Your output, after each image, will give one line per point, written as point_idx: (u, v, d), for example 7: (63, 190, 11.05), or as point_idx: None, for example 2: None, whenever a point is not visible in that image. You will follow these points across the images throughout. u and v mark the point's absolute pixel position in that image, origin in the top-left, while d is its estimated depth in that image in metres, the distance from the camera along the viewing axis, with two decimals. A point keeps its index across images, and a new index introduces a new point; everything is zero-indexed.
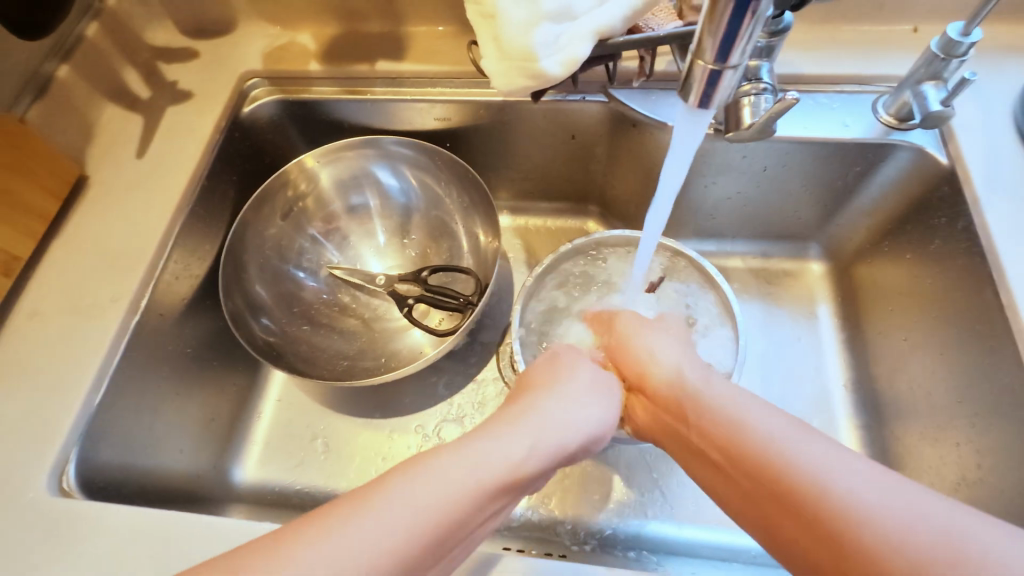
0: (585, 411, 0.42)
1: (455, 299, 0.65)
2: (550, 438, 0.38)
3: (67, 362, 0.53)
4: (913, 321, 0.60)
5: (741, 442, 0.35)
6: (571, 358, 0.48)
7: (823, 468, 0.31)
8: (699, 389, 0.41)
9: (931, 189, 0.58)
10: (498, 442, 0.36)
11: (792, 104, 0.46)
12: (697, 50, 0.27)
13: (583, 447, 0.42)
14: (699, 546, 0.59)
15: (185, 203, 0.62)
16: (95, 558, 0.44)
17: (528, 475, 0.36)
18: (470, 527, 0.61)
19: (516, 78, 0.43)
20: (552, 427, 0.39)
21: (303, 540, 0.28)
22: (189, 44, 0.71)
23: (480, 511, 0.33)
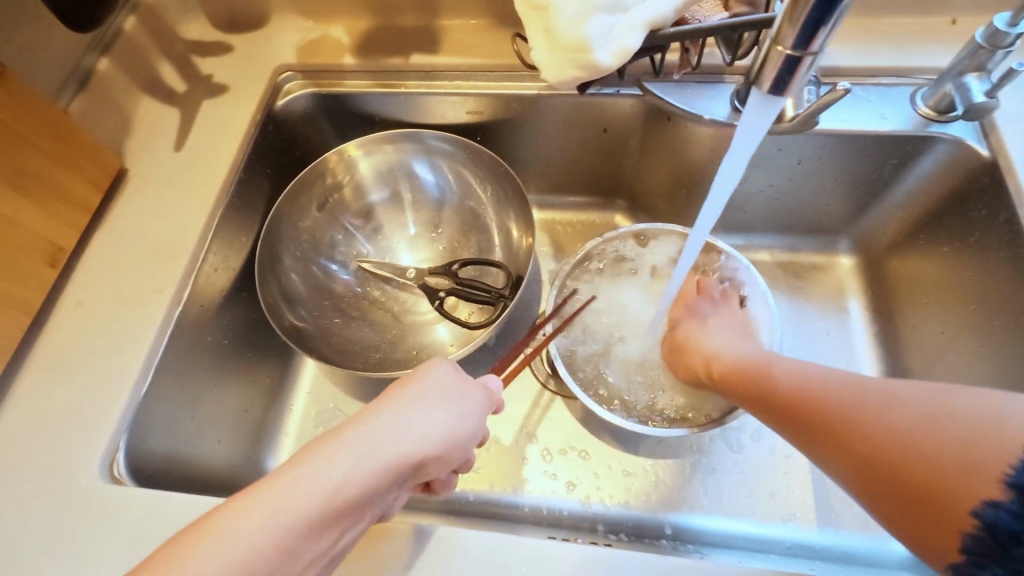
0: (431, 417, 0.40)
1: (490, 291, 0.65)
2: (380, 456, 0.36)
3: (113, 352, 0.54)
4: (949, 314, 0.60)
5: (827, 392, 0.41)
6: (429, 358, 0.44)
7: (914, 401, 0.36)
8: (781, 366, 0.47)
9: (970, 181, 0.58)
10: (321, 471, 0.34)
11: (842, 96, 0.47)
12: (776, 38, 0.28)
13: (446, 451, 0.39)
14: (733, 537, 0.59)
15: (223, 195, 0.62)
16: (148, 545, 0.45)
17: (350, 503, 0.34)
18: (504, 517, 0.62)
19: (566, 70, 0.43)
20: (391, 443, 0.37)
21: None
22: (223, 37, 0.72)
23: (285, 556, 0.32)
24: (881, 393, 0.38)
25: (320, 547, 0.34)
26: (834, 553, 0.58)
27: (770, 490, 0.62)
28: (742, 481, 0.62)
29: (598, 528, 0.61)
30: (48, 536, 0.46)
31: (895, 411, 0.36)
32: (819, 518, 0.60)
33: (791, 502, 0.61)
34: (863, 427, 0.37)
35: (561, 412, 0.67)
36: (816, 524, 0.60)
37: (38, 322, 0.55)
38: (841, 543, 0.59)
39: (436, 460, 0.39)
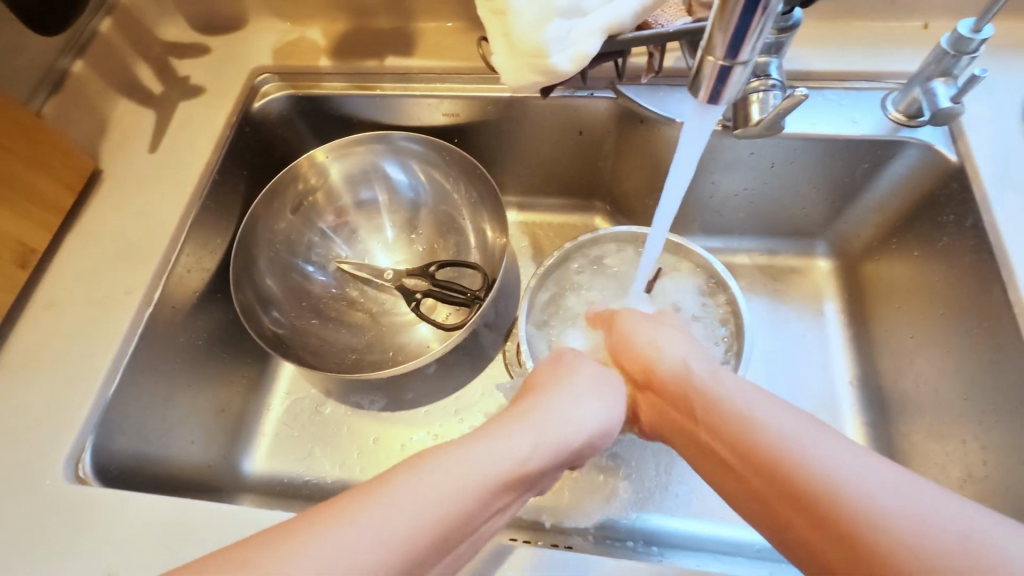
0: (587, 406, 0.42)
1: (463, 294, 0.65)
2: (551, 433, 0.39)
3: (83, 352, 0.54)
4: (920, 318, 0.60)
5: (758, 446, 0.35)
6: (569, 352, 0.48)
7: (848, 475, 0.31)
8: (704, 383, 0.41)
9: (940, 186, 0.58)
10: (494, 443, 0.36)
11: (801, 101, 0.46)
12: (707, 47, 0.28)
13: (594, 439, 0.42)
14: (702, 540, 0.59)
15: (197, 197, 0.63)
16: (111, 545, 0.45)
17: (531, 474, 0.36)
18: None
19: (526, 74, 0.44)
20: (556, 432, 0.39)
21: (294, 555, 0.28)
22: (201, 39, 0.72)
23: (474, 514, 0.33)
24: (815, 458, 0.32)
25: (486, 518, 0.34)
26: None
27: None
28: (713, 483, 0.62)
29: (574, 531, 0.60)
30: (12, 536, 0.46)
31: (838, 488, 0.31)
32: None
33: None
34: (801, 490, 0.32)
35: None
36: None
37: (11, 323, 0.56)
38: None
39: (587, 447, 0.42)
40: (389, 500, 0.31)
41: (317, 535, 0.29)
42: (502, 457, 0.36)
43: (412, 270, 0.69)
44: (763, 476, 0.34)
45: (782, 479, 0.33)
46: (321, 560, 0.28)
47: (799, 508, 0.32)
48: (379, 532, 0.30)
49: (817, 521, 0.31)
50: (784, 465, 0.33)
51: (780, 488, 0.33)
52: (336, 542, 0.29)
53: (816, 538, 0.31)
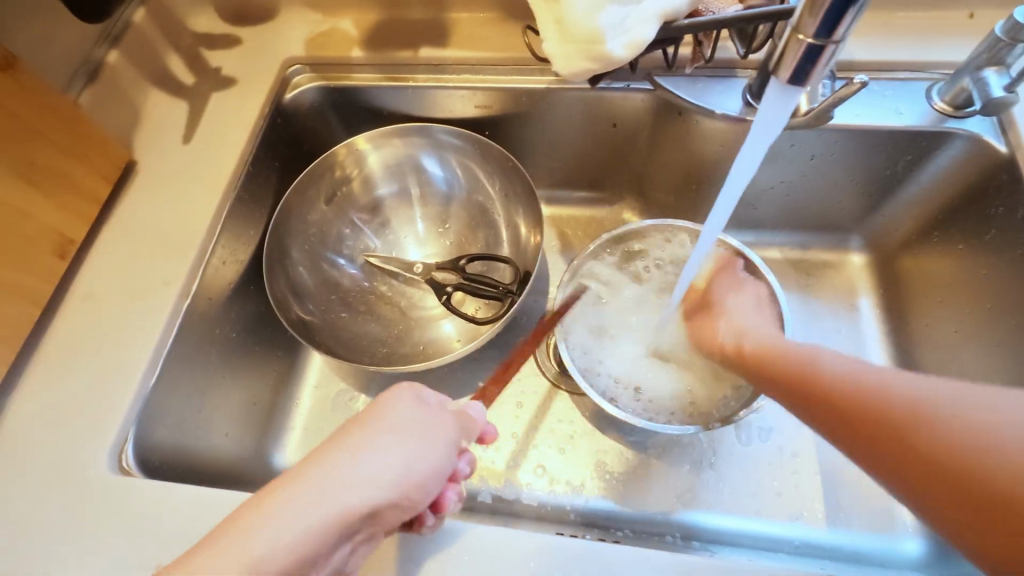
0: (380, 458, 0.34)
1: (496, 287, 0.64)
2: (330, 507, 0.31)
3: (122, 343, 0.54)
4: (965, 312, 0.59)
5: (829, 377, 0.39)
6: (396, 389, 0.39)
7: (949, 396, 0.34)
8: (792, 347, 0.44)
9: (988, 177, 0.57)
10: (298, 501, 0.31)
11: (859, 89, 0.46)
12: (797, 26, 0.28)
13: (405, 495, 0.35)
14: (743, 536, 0.59)
15: (231, 189, 0.62)
16: (158, 537, 0.45)
17: (296, 568, 0.30)
18: (512, 511, 0.62)
19: (578, 62, 0.43)
20: (342, 502, 0.32)
21: None
22: (231, 30, 0.71)
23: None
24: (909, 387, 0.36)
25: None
26: (844, 552, 0.58)
27: (777, 488, 0.61)
28: (751, 479, 0.62)
29: (610, 526, 0.60)
30: (57, 527, 0.46)
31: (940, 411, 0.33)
32: (829, 518, 0.59)
33: (799, 501, 0.60)
34: (903, 420, 0.34)
35: (567, 408, 0.67)
36: (826, 524, 0.59)
37: (48, 314, 0.55)
38: (852, 542, 0.58)
39: (403, 502, 0.35)
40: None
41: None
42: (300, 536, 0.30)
43: (445, 262, 0.69)
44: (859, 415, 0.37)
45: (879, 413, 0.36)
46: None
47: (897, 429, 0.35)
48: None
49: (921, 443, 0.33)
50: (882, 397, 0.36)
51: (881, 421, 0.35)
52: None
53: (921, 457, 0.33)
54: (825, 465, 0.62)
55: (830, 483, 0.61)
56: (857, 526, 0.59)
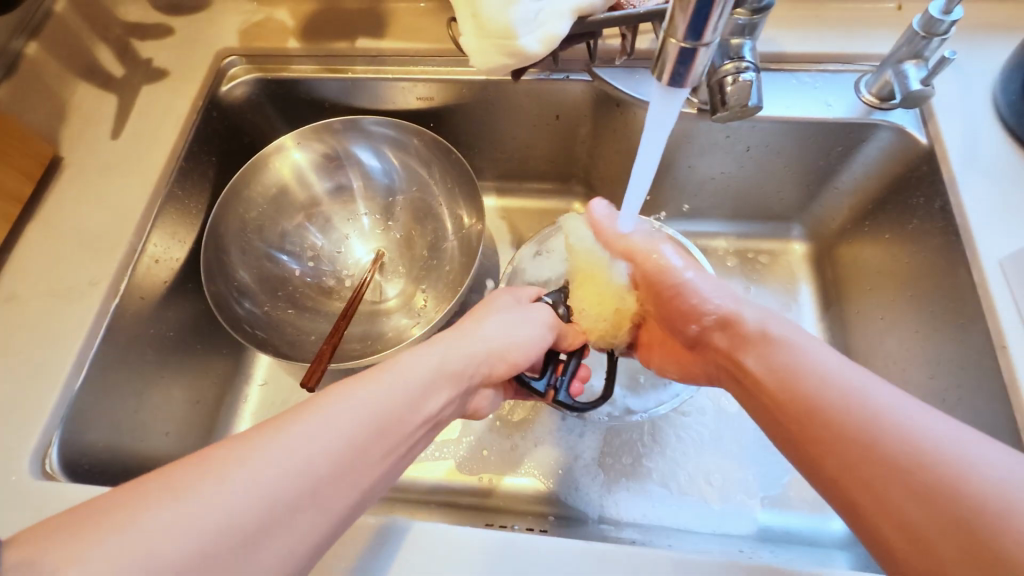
0: (517, 334, 0.48)
1: (553, 373, 0.51)
2: (390, 400, 0.37)
3: (45, 346, 0.53)
4: (891, 298, 0.60)
5: (807, 389, 0.39)
6: (495, 298, 0.53)
7: (881, 410, 0.35)
8: (783, 357, 0.42)
9: (911, 168, 0.58)
10: (409, 363, 0.41)
11: (749, 85, 0.48)
12: (670, 29, 0.27)
13: (447, 399, 0.42)
14: (679, 522, 0.60)
15: (162, 184, 0.61)
16: None
17: (424, 409, 0.39)
18: (490, 507, 0.62)
19: (494, 57, 0.43)
20: (404, 389, 0.38)
21: (288, 427, 0.33)
22: (163, 20, 0.69)
23: (410, 415, 0.38)
24: (856, 397, 0.37)
25: (427, 411, 0.40)
26: (774, 532, 0.59)
27: (710, 473, 0.62)
28: (688, 465, 0.62)
29: (546, 513, 0.61)
30: None
31: (895, 433, 0.34)
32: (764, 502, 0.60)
33: (725, 481, 0.61)
34: (826, 418, 0.37)
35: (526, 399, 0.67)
36: (759, 507, 0.60)
37: None
38: (782, 523, 0.59)
39: (506, 354, 0.47)
40: (373, 386, 0.37)
41: (303, 416, 0.34)
42: (418, 390, 0.39)
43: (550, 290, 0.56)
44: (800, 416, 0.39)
45: (788, 412, 0.40)
46: (221, 490, 0.29)
47: (801, 417, 0.39)
48: (325, 438, 0.33)
49: (822, 441, 0.37)
50: (798, 373, 0.40)
51: (799, 410, 0.39)
52: (329, 414, 0.34)
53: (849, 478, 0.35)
54: (761, 450, 0.63)
55: (769, 466, 0.62)
56: (789, 508, 0.60)
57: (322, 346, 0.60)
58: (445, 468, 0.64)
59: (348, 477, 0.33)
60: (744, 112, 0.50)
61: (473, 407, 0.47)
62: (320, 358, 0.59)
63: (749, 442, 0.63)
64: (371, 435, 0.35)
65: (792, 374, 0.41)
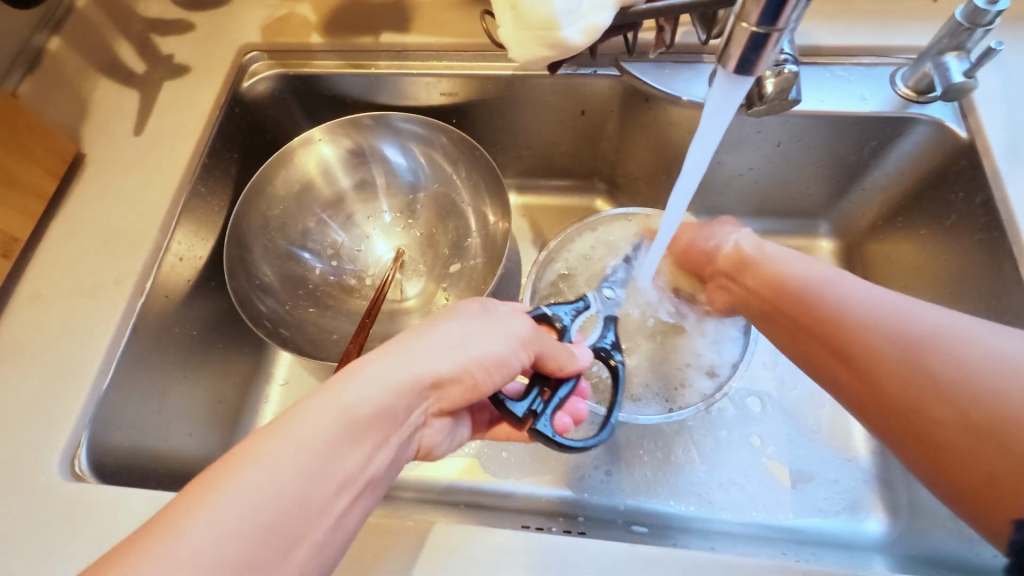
0: (480, 351, 0.39)
1: (538, 397, 0.43)
2: (304, 466, 0.30)
3: (71, 345, 0.52)
4: (926, 296, 0.59)
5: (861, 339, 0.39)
6: (458, 305, 0.44)
7: (940, 340, 0.36)
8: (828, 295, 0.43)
9: (948, 163, 0.57)
10: (334, 403, 0.33)
11: (792, 78, 0.47)
12: (741, 14, 0.26)
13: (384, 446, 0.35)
14: (710, 523, 0.59)
15: (186, 181, 0.60)
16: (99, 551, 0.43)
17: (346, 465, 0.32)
18: (506, 505, 0.61)
19: (533, 48, 0.42)
20: (319, 445, 0.31)
21: (190, 510, 0.27)
22: (184, 15, 0.68)
23: (329, 475, 0.31)
24: (879, 330, 0.38)
25: (347, 471, 0.32)
26: (809, 535, 0.58)
27: (741, 475, 0.61)
28: (718, 466, 0.61)
29: (576, 514, 0.60)
30: (5, 536, 0.44)
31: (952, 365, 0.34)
32: (798, 504, 0.59)
33: (756, 483, 0.60)
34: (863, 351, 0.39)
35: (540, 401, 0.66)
36: (793, 510, 0.59)
37: None
38: (815, 526, 0.58)
39: (468, 375, 0.39)
40: (284, 442, 0.30)
41: (203, 495, 0.28)
42: (338, 444, 0.32)
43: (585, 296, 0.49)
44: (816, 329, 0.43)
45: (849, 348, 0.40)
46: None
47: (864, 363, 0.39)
48: (233, 522, 0.27)
49: (886, 385, 0.37)
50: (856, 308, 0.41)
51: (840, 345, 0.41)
52: (234, 490, 0.28)
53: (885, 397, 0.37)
54: (792, 451, 0.62)
55: (800, 467, 0.61)
56: (822, 510, 0.59)
57: (347, 346, 0.59)
58: (458, 466, 0.63)
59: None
60: (782, 106, 0.50)
61: (421, 446, 0.41)
62: (347, 356, 0.58)
63: (782, 442, 0.62)
64: (291, 505, 0.29)
65: (837, 306, 0.42)
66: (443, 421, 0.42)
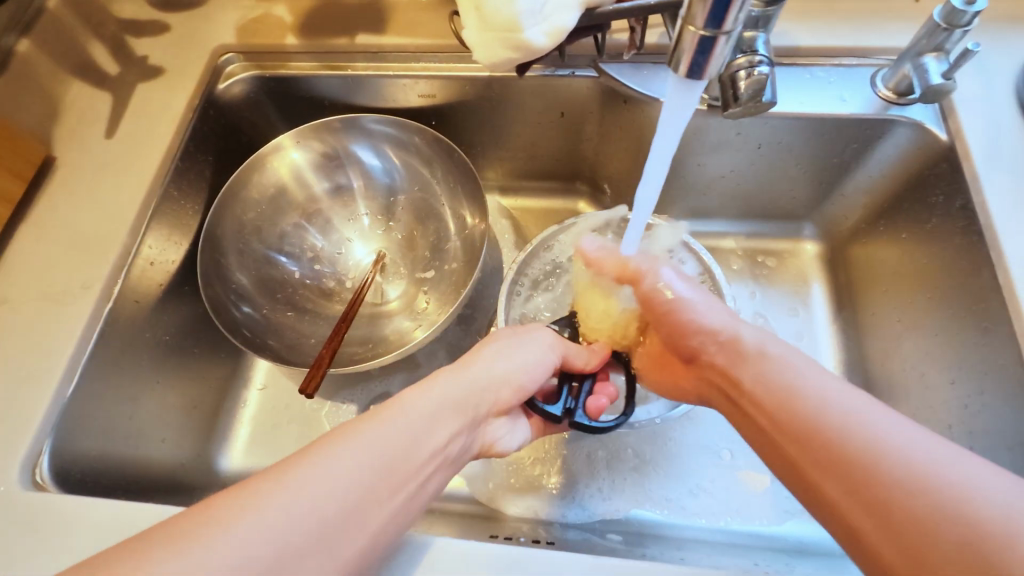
0: (527, 362, 0.47)
1: (568, 393, 0.49)
2: (399, 437, 0.37)
3: (37, 352, 0.51)
4: (907, 300, 0.58)
5: (841, 447, 0.35)
6: (499, 330, 0.51)
7: (926, 467, 0.32)
8: (798, 400, 0.39)
9: (929, 165, 0.56)
10: (419, 399, 0.40)
11: (764, 80, 0.46)
12: (688, 16, 0.25)
13: (458, 436, 0.41)
14: (687, 530, 0.58)
15: (158, 184, 0.59)
16: (58, 562, 0.42)
17: (429, 447, 0.38)
18: (492, 515, 0.60)
19: (498, 50, 0.41)
20: (411, 424, 0.38)
21: (311, 463, 0.33)
22: (159, 17, 0.67)
23: (417, 450, 0.37)
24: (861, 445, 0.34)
25: (434, 447, 0.38)
26: (787, 542, 0.57)
27: (720, 481, 0.60)
28: (697, 471, 0.61)
29: (553, 521, 0.59)
30: None
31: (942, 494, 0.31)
32: (778, 510, 0.58)
33: (737, 491, 0.59)
34: (843, 466, 0.34)
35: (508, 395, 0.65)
36: (772, 517, 0.58)
37: None
38: (794, 533, 0.57)
39: (516, 383, 0.46)
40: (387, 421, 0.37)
41: (327, 451, 0.34)
42: (426, 425, 0.39)
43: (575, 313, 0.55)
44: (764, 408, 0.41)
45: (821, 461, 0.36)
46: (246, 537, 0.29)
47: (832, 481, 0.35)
48: (345, 478, 0.33)
49: (859, 506, 0.33)
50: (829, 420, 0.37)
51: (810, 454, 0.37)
52: (348, 450, 0.34)
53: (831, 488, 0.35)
54: None
55: None
56: (802, 516, 0.58)
57: (320, 350, 0.59)
58: None
59: (353, 523, 0.32)
60: (755, 109, 0.49)
61: (485, 443, 0.45)
62: (321, 360, 0.58)
63: None
64: (384, 474, 0.35)
65: (805, 413, 0.38)
66: (505, 420, 0.47)
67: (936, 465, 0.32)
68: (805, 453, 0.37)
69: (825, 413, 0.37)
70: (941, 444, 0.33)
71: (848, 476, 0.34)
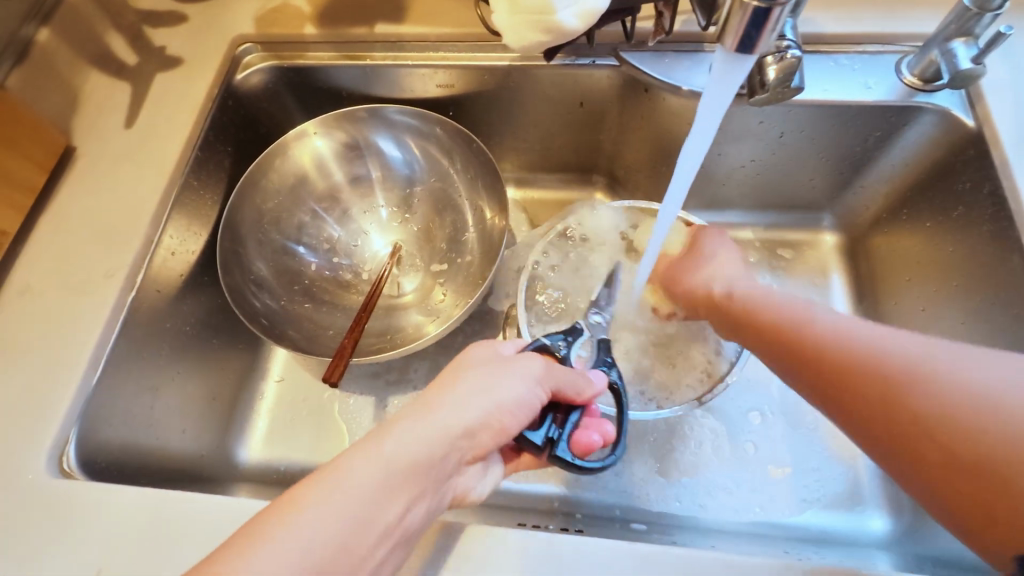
0: (505, 399, 0.38)
1: (551, 423, 0.42)
2: (332, 530, 0.30)
3: (60, 341, 0.51)
4: (931, 289, 0.58)
5: (879, 380, 0.37)
6: (473, 350, 0.42)
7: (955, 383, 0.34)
8: (825, 336, 0.41)
9: (955, 153, 0.56)
10: (364, 465, 0.32)
11: (794, 63, 0.46)
12: None
13: (417, 503, 0.34)
14: (710, 521, 0.57)
15: (178, 174, 0.59)
16: (89, 549, 0.42)
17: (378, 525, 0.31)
18: (521, 507, 0.59)
19: (529, 34, 0.41)
20: (345, 508, 0.30)
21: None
22: (176, 7, 0.67)
23: (361, 534, 0.31)
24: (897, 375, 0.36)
25: (388, 522, 0.32)
26: (810, 532, 0.57)
27: (742, 472, 0.60)
28: (719, 462, 0.60)
29: (574, 511, 0.59)
30: None
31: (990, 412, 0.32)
32: (801, 500, 0.58)
33: (759, 482, 0.59)
34: (901, 398, 0.35)
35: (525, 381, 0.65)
36: (795, 507, 0.58)
37: None
38: (818, 523, 0.57)
39: (494, 423, 0.37)
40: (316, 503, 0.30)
41: (232, 561, 0.27)
42: (375, 497, 0.31)
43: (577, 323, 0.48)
44: (799, 355, 0.42)
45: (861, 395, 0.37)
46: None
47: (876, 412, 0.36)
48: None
49: (909, 431, 0.35)
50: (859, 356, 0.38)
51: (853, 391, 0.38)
52: (259, 556, 0.28)
53: (866, 405, 0.37)
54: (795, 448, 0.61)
55: (803, 465, 0.60)
56: (825, 506, 0.58)
57: (342, 339, 0.58)
58: None
59: None
60: (784, 94, 0.49)
61: (457, 493, 0.40)
62: (344, 348, 0.57)
63: (780, 439, 0.61)
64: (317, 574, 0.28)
65: (840, 354, 0.39)
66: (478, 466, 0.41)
67: (1000, 379, 0.33)
68: (852, 392, 0.38)
69: (860, 344, 0.39)
70: (972, 356, 0.35)
71: (896, 407, 0.35)
